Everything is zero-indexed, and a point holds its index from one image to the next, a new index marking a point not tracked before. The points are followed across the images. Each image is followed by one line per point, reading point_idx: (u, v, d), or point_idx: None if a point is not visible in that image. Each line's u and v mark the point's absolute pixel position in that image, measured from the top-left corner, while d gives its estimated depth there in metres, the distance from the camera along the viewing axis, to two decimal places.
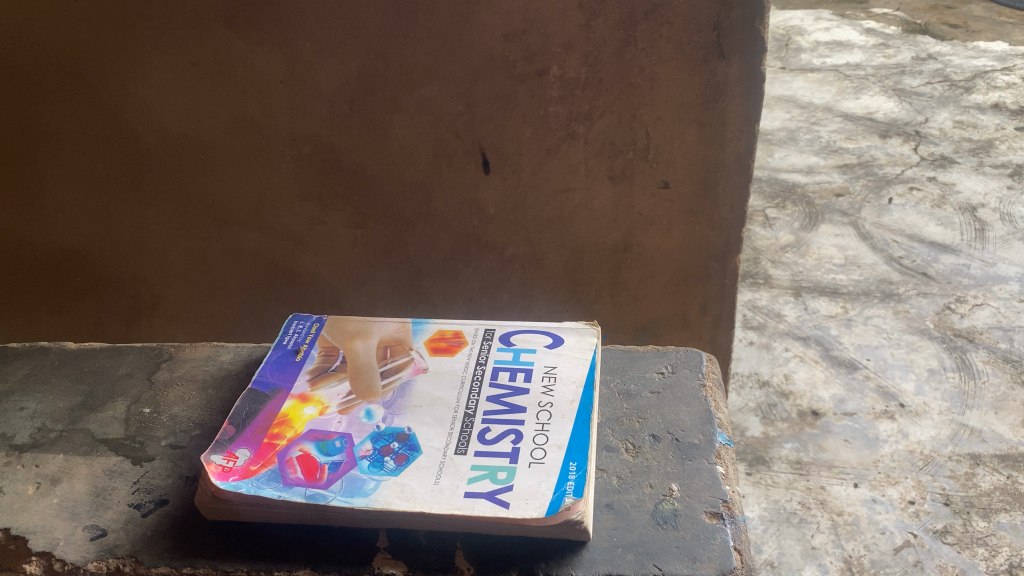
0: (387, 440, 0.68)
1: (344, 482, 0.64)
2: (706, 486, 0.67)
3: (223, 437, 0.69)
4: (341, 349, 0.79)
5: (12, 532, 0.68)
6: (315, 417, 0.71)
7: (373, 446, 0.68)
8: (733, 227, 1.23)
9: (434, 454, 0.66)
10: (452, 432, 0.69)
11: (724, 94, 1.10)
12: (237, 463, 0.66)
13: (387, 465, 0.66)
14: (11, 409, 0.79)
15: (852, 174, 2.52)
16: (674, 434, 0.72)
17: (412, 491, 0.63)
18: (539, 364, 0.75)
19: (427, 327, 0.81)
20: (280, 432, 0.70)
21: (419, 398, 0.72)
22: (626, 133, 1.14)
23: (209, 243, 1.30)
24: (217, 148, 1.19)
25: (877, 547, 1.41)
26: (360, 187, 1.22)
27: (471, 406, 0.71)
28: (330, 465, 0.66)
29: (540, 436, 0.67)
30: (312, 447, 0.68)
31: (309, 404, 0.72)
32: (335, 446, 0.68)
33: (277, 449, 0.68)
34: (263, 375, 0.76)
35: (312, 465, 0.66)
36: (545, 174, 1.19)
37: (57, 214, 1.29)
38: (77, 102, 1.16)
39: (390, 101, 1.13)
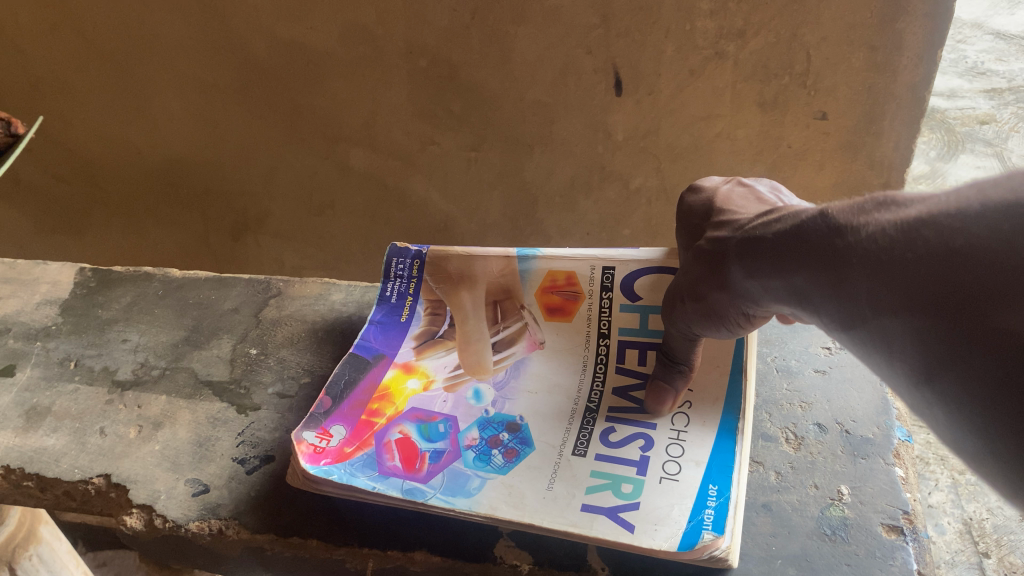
0: (495, 430, 0.60)
1: (445, 476, 0.55)
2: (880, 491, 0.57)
3: (318, 410, 0.62)
4: (446, 306, 0.70)
5: (113, 480, 0.63)
6: (415, 394, 0.64)
7: (480, 436, 0.59)
8: (895, 168, 1.08)
9: (549, 453, 0.57)
10: (569, 429, 0.59)
11: (904, 14, 0.93)
12: (331, 443, 0.59)
13: (495, 461, 0.57)
14: (114, 341, 0.75)
15: (1000, 101, 2.10)
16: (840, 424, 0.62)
17: (522, 497, 0.54)
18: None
19: (534, 266, 0.70)
20: (378, 408, 0.63)
21: (535, 382, 0.64)
22: (783, 55, 1.00)
23: (317, 159, 1.23)
24: (330, 59, 1.10)
25: (1002, 511, 1.22)
26: (479, 106, 1.12)
27: (593, 401, 0.62)
28: (431, 454, 0.58)
29: (672, 445, 0.56)
30: (412, 430, 0.60)
31: (413, 377, 0.65)
32: (435, 434, 0.60)
33: (375, 429, 0.60)
34: (365, 339, 0.70)
35: (410, 454, 0.58)
36: (684, 99, 1.06)
37: (164, 121, 1.23)
38: (184, 3, 1.07)
39: (517, 11, 1.01)
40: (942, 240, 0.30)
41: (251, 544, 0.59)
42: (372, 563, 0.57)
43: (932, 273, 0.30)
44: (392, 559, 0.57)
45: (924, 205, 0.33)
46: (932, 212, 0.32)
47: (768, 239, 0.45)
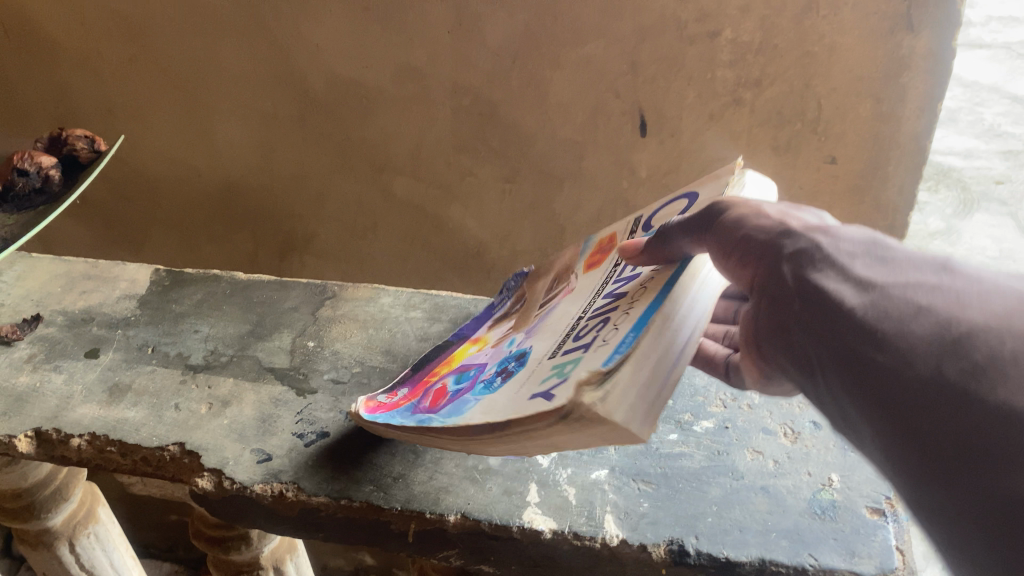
0: (506, 363, 0.57)
1: (452, 405, 0.56)
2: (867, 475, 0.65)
3: (399, 379, 0.70)
4: (526, 293, 0.74)
5: (187, 447, 0.71)
6: (471, 354, 0.67)
7: (494, 369, 0.58)
8: (900, 212, 1.17)
9: (530, 364, 0.52)
10: (557, 340, 0.53)
11: (907, 69, 1.03)
12: (392, 400, 0.66)
13: (493, 385, 0.54)
14: (187, 331, 0.84)
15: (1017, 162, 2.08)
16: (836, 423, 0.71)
17: (495, 403, 0.49)
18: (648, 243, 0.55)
19: (589, 246, 0.70)
20: (436, 373, 0.67)
21: (551, 318, 0.59)
22: (796, 103, 1.09)
23: (363, 186, 1.34)
24: (381, 94, 1.21)
25: None
26: (514, 142, 1.22)
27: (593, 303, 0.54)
28: (454, 393, 0.59)
29: (624, 313, 0.46)
30: (449, 381, 0.63)
31: (475, 346, 0.69)
32: (460, 382, 0.60)
33: (429, 384, 0.65)
34: (459, 333, 0.77)
35: (437, 397, 0.61)
36: (704, 141, 1.16)
37: (224, 146, 1.34)
38: (252, 38, 1.19)
39: (553, 57, 1.12)
40: (979, 376, 0.28)
41: (308, 505, 0.67)
42: (414, 524, 0.65)
43: (973, 406, 0.28)
44: (430, 521, 0.64)
45: (973, 298, 0.31)
46: (988, 321, 0.30)
47: (772, 247, 0.40)
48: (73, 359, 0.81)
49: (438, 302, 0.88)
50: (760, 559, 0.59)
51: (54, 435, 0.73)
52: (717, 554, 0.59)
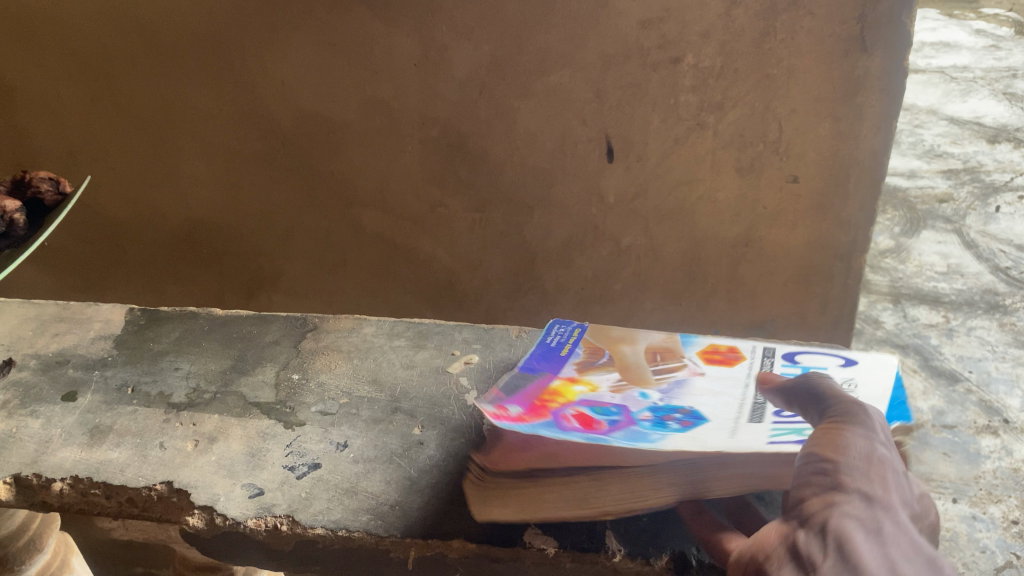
0: (666, 411, 0.65)
1: (625, 432, 0.61)
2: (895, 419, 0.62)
3: (494, 398, 0.71)
4: (602, 345, 0.78)
5: (175, 485, 0.70)
6: (585, 395, 0.69)
7: (651, 414, 0.64)
8: (861, 227, 1.20)
9: (721, 424, 0.61)
10: (743, 410, 0.63)
11: (863, 89, 1.07)
12: (511, 414, 0.68)
13: (671, 426, 0.62)
14: (168, 369, 0.83)
15: (957, 180, 2.20)
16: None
17: (703, 441, 0.59)
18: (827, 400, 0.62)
19: (702, 343, 0.76)
20: (557, 404, 0.68)
21: (694, 395, 0.67)
22: (758, 125, 1.13)
23: (332, 221, 1.33)
24: (349, 128, 1.21)
25: None
26: (483, 172, 1.23)
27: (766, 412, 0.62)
28: (609, 422, 0.64)
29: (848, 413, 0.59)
30: (585, 413, 0.66)
31: (580, 384, 0.71)
32: (606, 418, 0.65)
33: (551, 408, 0.67)
34: (529, 361, 0.77)
35: (583, 426, 0.64)
36: (670, 164, 1.18)
37: (189, 187, 1.33)
38: (217, 77, 1.19)
39: (520, 87, 1.13)
40: None
41: (303, 537, 0.66)
42: (414, 551, 0.65)
43: None
44: (430, 547, 0.64)
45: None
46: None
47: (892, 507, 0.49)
48: (50, 403, 0.79)
49: (421, 329, 0.88)
50: None
51: (34, 480, 0.71)
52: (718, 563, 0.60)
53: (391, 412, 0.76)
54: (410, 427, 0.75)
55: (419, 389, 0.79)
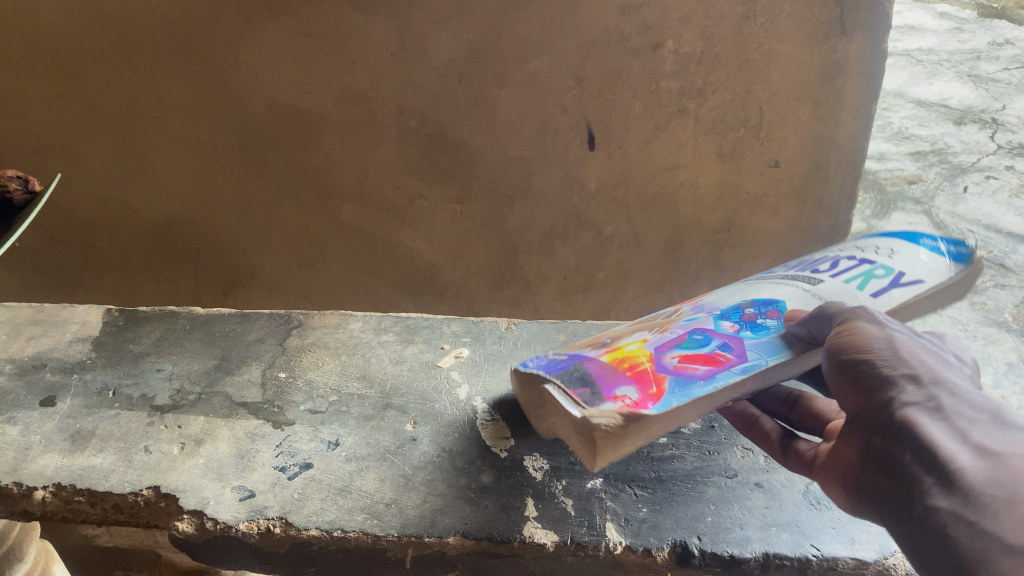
0: (738, 313, 0.61)
1: (748, 347, 0.57)
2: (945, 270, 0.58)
3: (583, 396, 0.56)
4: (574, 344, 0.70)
5: (162, 490, 0.68)
6: (646, 344, 0.61)
7: (732, 321, 0.60)
8: (841, 210, 1.20)
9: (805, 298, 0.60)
10: (793, 283, 0.63)
11: (842, 72, 1.07)
12: (632, 400, 0.54)
13: (768, 323, 0.59)
14: (149, 371, 0.81)
15: (925, 162, 2.21)
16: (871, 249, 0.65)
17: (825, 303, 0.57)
18: (852, 254, 0.65)
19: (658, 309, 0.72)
20: (644, 364, 0.58)
21: (730, 297, 0.65)
22: (739, 110, 1.12)
23: (310, 215, 1.31)
24: (325, 120, 1.19)
25: None
26: (462, 162, 1.22)
27: (818, 276, 0.63)
28: (719, 349, 0.57)
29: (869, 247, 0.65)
30: (676, 350, 0.59)
31: (628, 345, 0.62)
32: (699, 339, 0.59)
33: (651, 370, 0.57)
34: (550, 370, 0.63)
35: (699, 360, 0.57)
36: (651, 151, 1.17)
37: (161, 183, 1.30)
38: (189, 70, 1.16)
39: (499, 75, 1.12)
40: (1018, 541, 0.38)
41: (297, 539, 0.64)
42: (411, 550, 0.63)
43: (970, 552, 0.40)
44: (429, 545, 0.63)
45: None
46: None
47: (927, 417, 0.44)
48: (27, 409, 0.76)
49: (409, 323, 0.86)
50: (764, 554, 0.59)
51: (15, 489, 0.69)
52: (721, 552, 0.60)
53: (382, 409, 0.75)
54: (403, 423, 0.73)
55: (409, 384, 0.78)
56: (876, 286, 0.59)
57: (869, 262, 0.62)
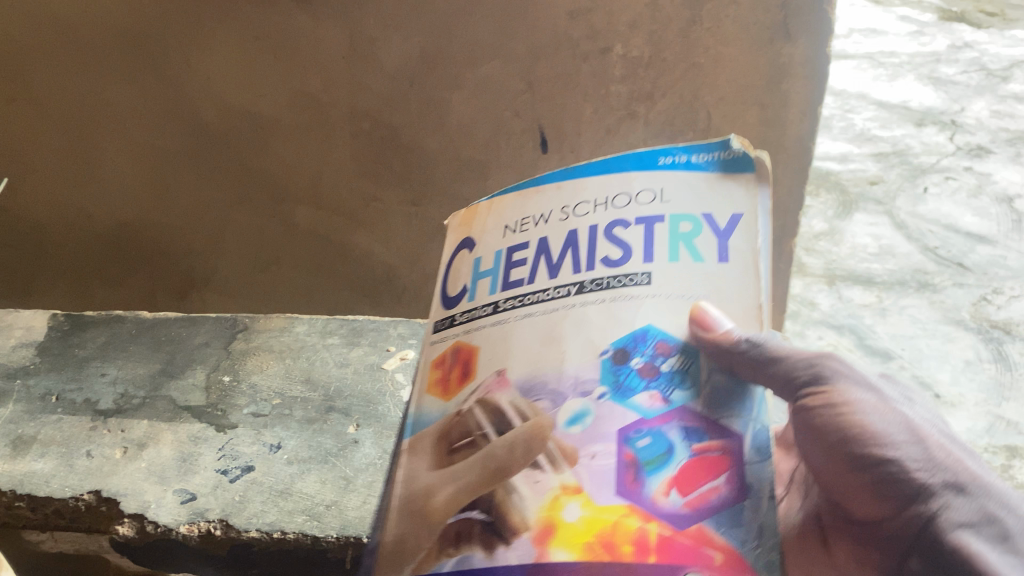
0: (635, 382, 0.47)
1: (692, 415, 0.45)
2: (735, 167, 0.52)
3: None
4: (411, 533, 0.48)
5: (103, 495, 0.68)
6: (600, 493, 0.43)
7: (646, 400, 0.46)
8: (789, 211, 1.23)
9: (648, 308, 0.49)
10: (603, 297, 0.50)
11: (788, 76, 1.08)
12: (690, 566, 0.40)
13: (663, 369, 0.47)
14: (94, 375, 0.81)
15: (886, 163, 2.24)
16: (590, 200, 0.56)
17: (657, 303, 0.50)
18: (596, 221, 0.54)
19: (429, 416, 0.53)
20: (642, 525, 0.42)
21: (544, 353, 0.50)
22: (687, 113, 1.13)
23: (264, 218, 1.32)
24: (277, 123, 1.19)
25: None
26: (416, 164, 1.22)
27: (632, 270, 0.51)
28: (676, 452, 0.44)
29: None
30: (653, 479, 0.43)
31: (573, 513, 0.43)
32: (650, 447, 0.44)
33: (655, 518, 0.42)
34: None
35: (698, 472, 0.43)
36: (603, 155, 1.19)
37: (113, 186, 1.30)
38: (139, 73, 1.16)
39: (450, 79, 1.13)
40: None
41: (238, 540, 0.65)
42: (351, 550, 0.64)
43: None
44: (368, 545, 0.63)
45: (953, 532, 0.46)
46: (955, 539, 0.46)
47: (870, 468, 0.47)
48: None
49: (355, 326, 0.87)
50: None
51: None
52: None
53: (325, 412, 0.75)
54: (346, 426, 0.74)
55: (353, 387, 0.78)
56: (707, 241, 0.50)
57: (664, 222, 0.52)
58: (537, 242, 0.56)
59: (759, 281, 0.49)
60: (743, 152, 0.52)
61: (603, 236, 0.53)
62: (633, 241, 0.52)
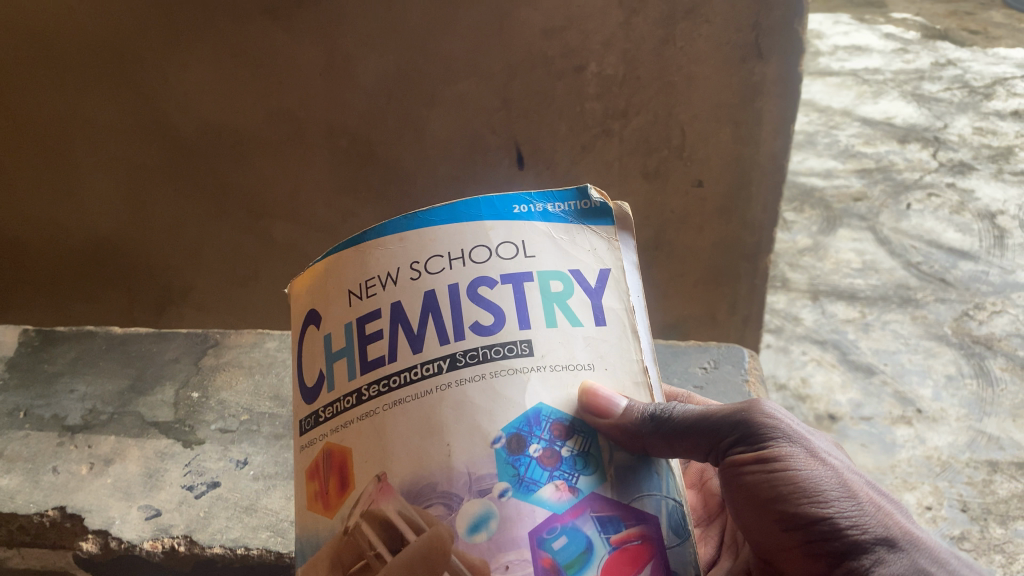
0: (538, 475, 0.41)
1: (600, 503, 0.41)
2: (594, 216, 0.49)
3: None
4: None
5: (68, 510, 0.69)
6: None
7: (553, 496, 0.41)
8: (765, 228, 1.24)
9: (535, 389, 0.43)
10: (481, 375, 0.42)
11: (760, 94, 1.09)
12: None
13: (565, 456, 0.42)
14: (62, 392, 0.81)
15: (871, 179, 2.26)
16: (444, 252, 0.46)
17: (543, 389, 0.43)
18: (458, 278, 0.45)
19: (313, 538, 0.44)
20: None
21: (416, 448, 0.42)
22: (662, 131, 1.15)
23: (242, 234, 1.32)
24: (254, 139, 1.20)
25: None
26: (394, 181, 1.23)
27: (514, 341, 0.43)
28: (596, 550, 0.40)
29: None
30: None
31: None
32: (568, 546, 0.40)
33: None
34: None
35: (624, 569, 0.40)
36: (579, 171, 1.20)
37: (92, 202, 1.31)
38: (116, 89, 1.17)
39: (427, 96, 1.13)
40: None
41: (201, 557, 0.65)
42: None
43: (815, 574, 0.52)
44: None
45: None
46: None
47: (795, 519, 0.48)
48: None
49: None
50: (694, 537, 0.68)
51: None
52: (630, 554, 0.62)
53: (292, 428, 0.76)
54: None
55: None
56: (583, 300, 0.46)
57: (533, 281, 0.46)
58: (390, 308, 0.46)
59: (639, 342, 0.46)
60: (601, 201, 0.49)
61: (469, 299, 0.45)
62: (506, 304, 0.45)
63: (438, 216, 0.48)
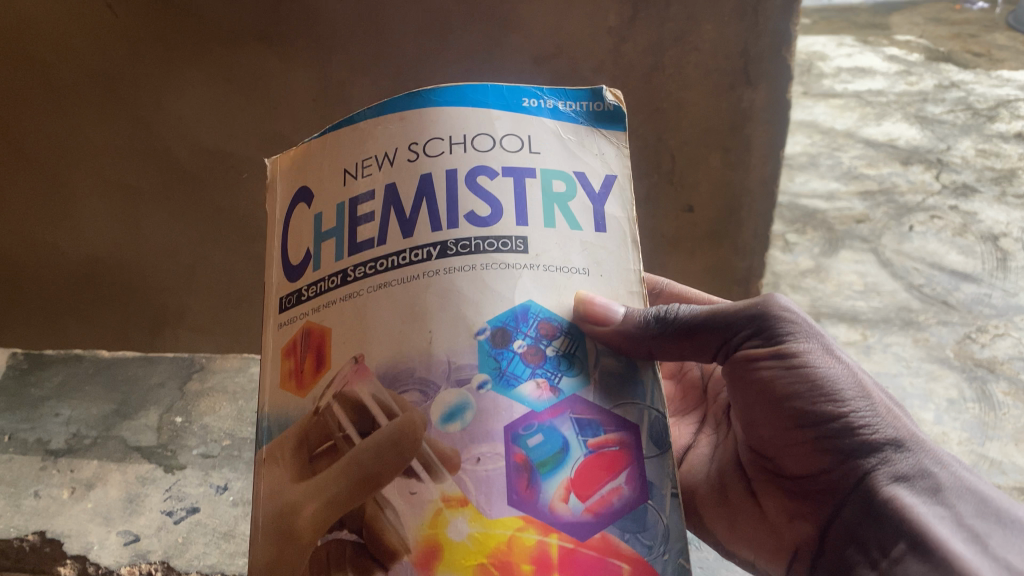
0: (523, 370, 0.48)
1: (580, 407, 0.48)
2: (607, 121, 0.57)
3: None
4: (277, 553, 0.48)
5: None
6: (494, 502, 0.45)
7: (533, 389, 0.48)
8: (755, 252, 1.24)
9: (517, 280, 0.50)
10: (471, 263, 0.50)
11: (750, 121, 1.10)
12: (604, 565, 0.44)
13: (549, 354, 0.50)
14: None
15: (873, 202, 2.25)
16: (444, 138, 0.54)
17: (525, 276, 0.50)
18: (457, 163, 0.53)
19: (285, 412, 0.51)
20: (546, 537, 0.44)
21: (404, 333, 0.49)
22: (652, 156, 1.15)
23: (237, 256, 1.33)
24: (248, 163, 1.21)
25: None
26: None
27: (505, 233, 0.51)
28: (571, 451, 0.47)
29: None
30: (552, 479, 0.46)
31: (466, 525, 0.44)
32: (545, 444, 0.47)
33: (559, 522, 0.45)
34: None
35: (598, 470, 0.47)
36: None
37: (88, 224, 1.32)
38: (111, 112, 1.18)
39: None
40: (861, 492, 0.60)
41: None
42: None
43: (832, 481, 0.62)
44: None
45: None
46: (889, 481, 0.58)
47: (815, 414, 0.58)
48: None
49: None
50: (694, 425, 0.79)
51: None
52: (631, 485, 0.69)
53: None
54: None
55: None
56: (579, 203, 0.54)
57: (534, 178, 0.53)
58: (384, 189, 0.53)
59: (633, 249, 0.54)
60: (615, 105, 0.57)
61: (466, 184, 0.52)
62: (500, 197, 0.52)
63: (445, 98, 0.55)
